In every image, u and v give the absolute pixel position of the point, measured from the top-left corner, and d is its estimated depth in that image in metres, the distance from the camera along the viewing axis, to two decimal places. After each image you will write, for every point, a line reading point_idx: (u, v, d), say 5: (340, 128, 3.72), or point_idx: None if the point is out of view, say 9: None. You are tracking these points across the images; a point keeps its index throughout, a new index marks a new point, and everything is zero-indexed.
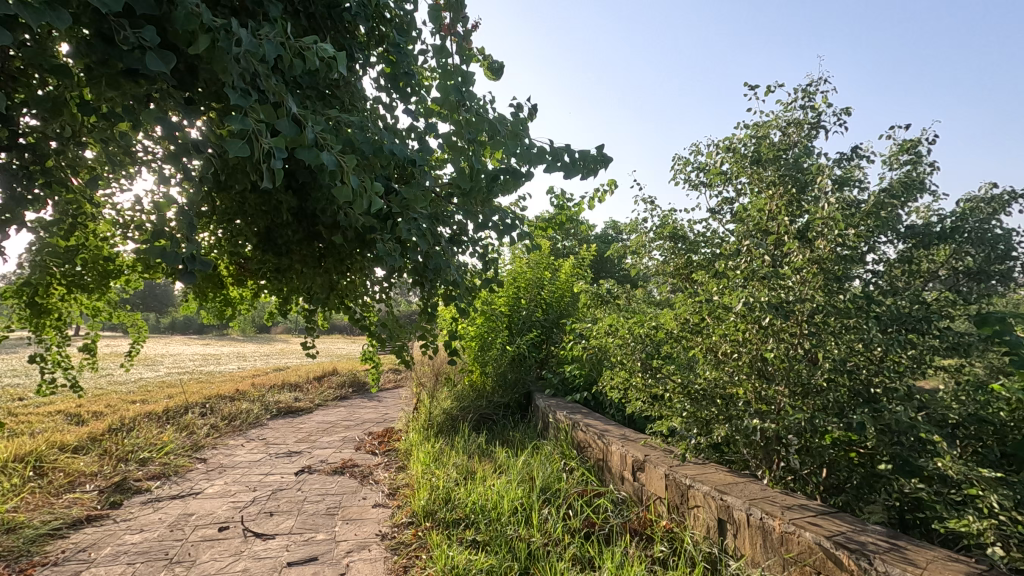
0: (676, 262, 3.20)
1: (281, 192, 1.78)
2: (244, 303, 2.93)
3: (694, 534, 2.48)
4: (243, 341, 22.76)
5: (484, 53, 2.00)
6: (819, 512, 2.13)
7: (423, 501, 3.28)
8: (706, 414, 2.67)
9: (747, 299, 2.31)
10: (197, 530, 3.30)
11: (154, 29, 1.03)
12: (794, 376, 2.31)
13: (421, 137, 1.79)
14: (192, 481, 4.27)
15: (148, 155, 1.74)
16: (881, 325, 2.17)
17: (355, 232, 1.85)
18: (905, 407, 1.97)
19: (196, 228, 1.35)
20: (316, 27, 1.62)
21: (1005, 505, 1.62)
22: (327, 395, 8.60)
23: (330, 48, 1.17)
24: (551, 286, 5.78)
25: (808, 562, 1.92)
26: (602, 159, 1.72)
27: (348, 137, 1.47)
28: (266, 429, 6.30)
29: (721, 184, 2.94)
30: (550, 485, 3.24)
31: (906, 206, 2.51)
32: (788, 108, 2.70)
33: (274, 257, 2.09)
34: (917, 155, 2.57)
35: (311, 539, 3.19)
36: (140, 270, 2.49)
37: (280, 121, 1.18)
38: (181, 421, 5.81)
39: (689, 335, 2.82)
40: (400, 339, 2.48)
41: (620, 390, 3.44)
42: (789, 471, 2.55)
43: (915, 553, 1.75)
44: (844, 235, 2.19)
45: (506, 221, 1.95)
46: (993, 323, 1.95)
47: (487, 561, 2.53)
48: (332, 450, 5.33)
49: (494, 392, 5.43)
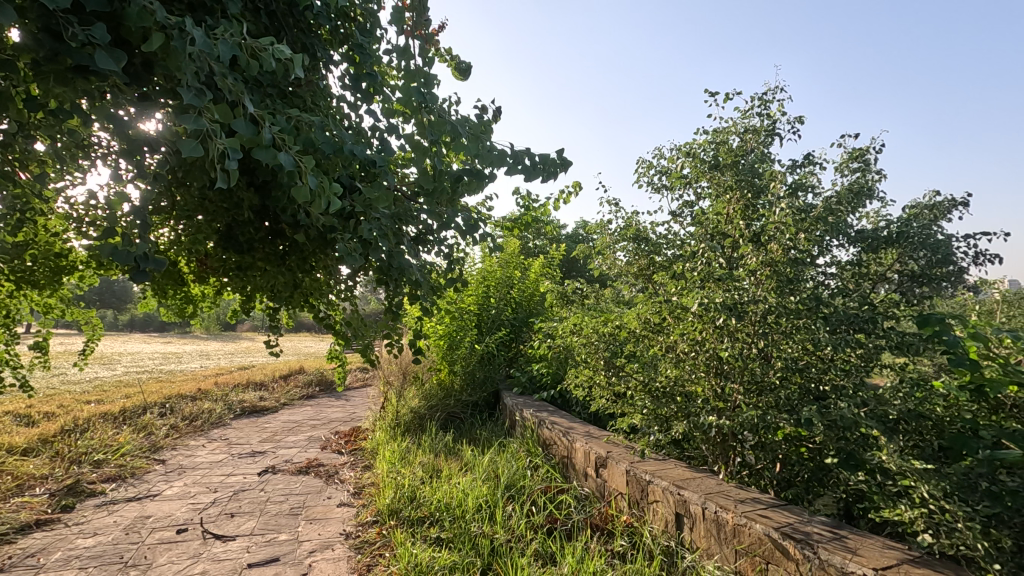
0: (639, 263, 3.28)
1: (242, 190, 1.77)
2: (206, 299, 2.88)
3: (653, 528, 2.55)
4: (205, 339, 22.14)
5: (451, 54, 2.03)
6: (770, 504, 2.22)
7: (388, 500, 3.27)
8: (665, 411, 2.75)
9: (703, 300, 2.43)
10: (154, 533, 3.22)
11: (104, 27, 1.01)
12: (749, 375, 2.41)
13: (384, 137, 1.79)
14: (150, 483, 4.16)
15: (103, 149, 1.69)
16: (830, 325, 2.26)
17: (316, 231, 1.85)
18: (849, 404, 2.06)
19: (151, 225, 1.36)
20: (277, 25, 1.62)
21: (935, 495, 1.72)
22: (294, 395, 8.43)
23: (286, 49, 1.17)
24: (520, 286, 5.86)
25: (758, 553, 2.01)
26: (561, 163, 1.75)
27: (309, 138, 1.47)
28: (228, 429, 6.18)
29: (681, 187, 3.01)
30: (514, 482, 3.28)
31: (855, 212, 2.61)
32: (746, 115, 2.77)
33: (236, 255, 2.08)
34: (865, 163, 2.70)
35: (273, 539, 3.16)
36: (94, 266, 2.43)
37: (236, 121, 1.19)
38: (139, 421, 5.66)
39: (651, 335, 2.91)
40: (365, 338, 2.48)
41: (585, 389, 3.50)
42: (744, 466, 2.66)
43: (856, 543, 1.84)
44: (796, 239, 2.28)
45: (469, 222, 1.96)
46: (934, 323, 1.97)
47: (449, 559, 2.55)
48: (297, 450, 5.27)
49: (462, 390, 5.41)
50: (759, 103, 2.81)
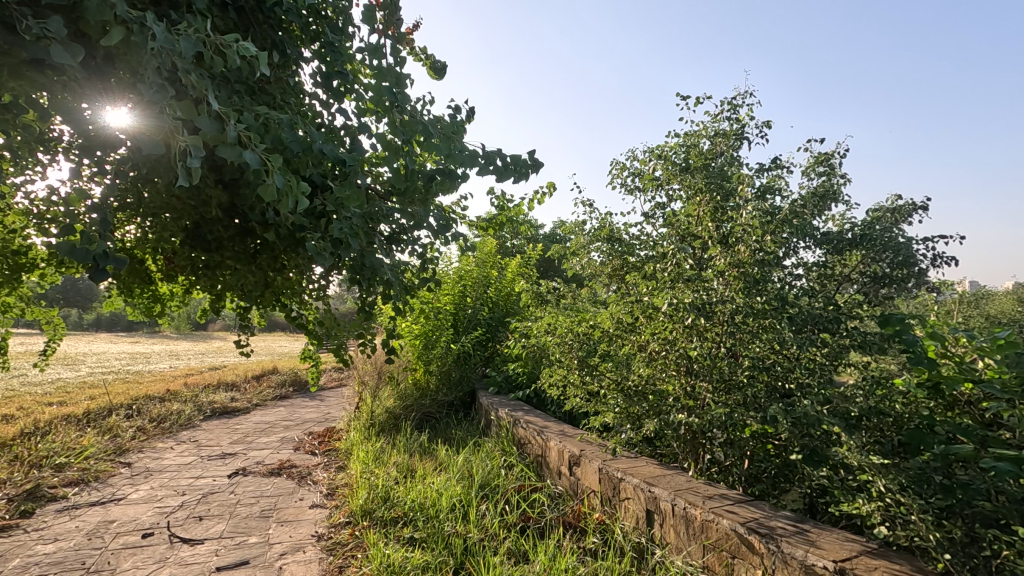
0: (613, 263, 3.32)
1: (210, 188, 1.74)
2: (175, 299, 2.83)
3: (624, 525, 2.59)
4: (175, 339, 21.64)
5: (426, 54, 2.04)
6: (737, 500, 2.28)
7: (361, 501, 3.25)
8: (637, 409, 2.80)
9: (672, 300, 2.50)
10: (118, 538, 3.15)
11: (60, 21, 0.99)
12: (717, 373, 2.47)
13: (355, 136, 1.78)
14: (114, 486, 4.06)
15: (63, 143, 1.64)
16: (795, 325, 2.31)
17: (286, 230, 1.83)
18: (813, 401, 2.11)
19: (111, 226, 1.34)
20: (246, 21, 1.59)
21: (891, 489, 1.78)
22: (267, 395, 8.30)
23: (251, 47, 1.15)
24: (496, 285, 5.88)
25: (725, 548, 2.06)
26: (533, 164, 1.77)
27: (276, 136, 1.45)
28: (198, 430, 6.05)
29: (654, 189, 3.05)
30: (488, 481, 3.29)
31: (821, 216, 2.66)
32: (715, 119, 2.82)
33: (204, 253, 2.05)
34: (830, 167, 2.77)
35: (242, 543, 3.11)
36: (56, 264, 2.35)
37: (200, 119, 1.17)
38: (104, 423, 5.51)
39: (623, 334, 2.96)
40: (338, 338, 2.46)
41: (559, 388, 3.53)
42: (713, 463, 2.72)
43: (816, 536, 1.90)
44: (763, 240, 2.34)
45: (442, 222, 1.95)
46: (895, 323, 2.03)
47: (422, 559, 2.54)
48: (270, 451, 5.20)
49: (438, 390, 5.39)
50: (728, 107, 2.86)
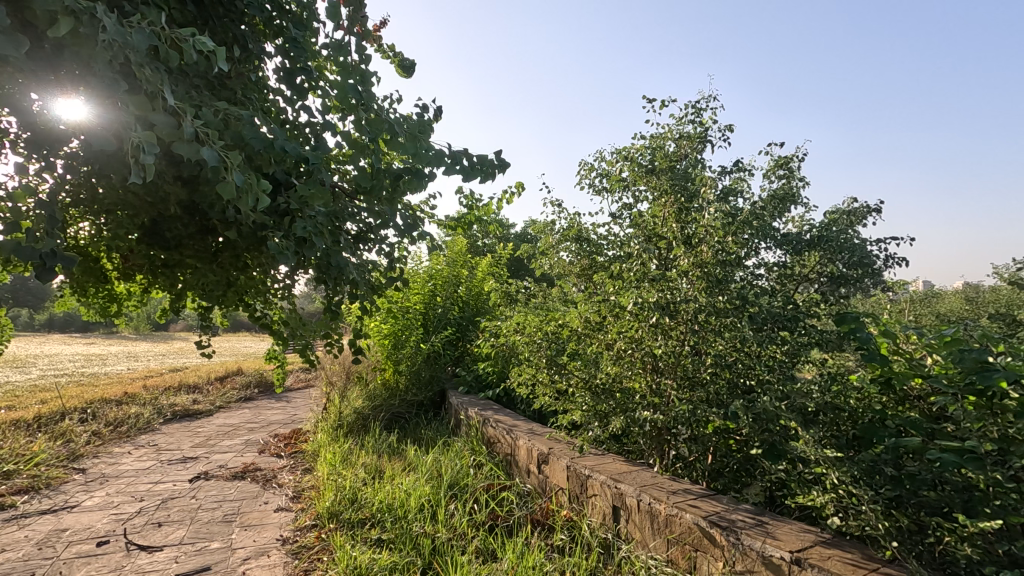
0: (582, 263, 3.35)
1: (168, 184, 1.69)
2: (132, 298, 2.73)
3: (592, 521, 2.62)
4: (134, 339, 20.90)
5: (394, 52, 2.03)
6: (699, 494, 2.33)
7: (328, 503, 3.21)
8: (604, 407, 2.86)
9: (637, 299, 2.55)
10: (71, 547, 3.03)
11: (3, 10, 0.95)
12: (681, 370, 2.53)
13: (320, 134, 1.76)
14: (67, 493, 3.90)
15: (9, 137, 1.58)
16: (756, 324, 2.38)
17: (248, 228, 1.79)
18: (771, 397, 2.18)
19: (59, 223, 1.30)
20: (205, 15, 1.56)
21: (844, 481, 1.82)
22: (230, 396, 8.10)
23: (209, 42, 1.12)
24: (467, 285, 5.86)
25: (688, 541, 2.11)
26: (499, 164, 1.77)
27: (237, 132, 1.42)
28: (158, 434, 5.87)
29: (621, 190, 3.09)
30: (457, 481, 3.28)
31: (780, 218, 2.73)
32: (680, 122, 2.88)
33: (162, 251, 1.99)
34: (789, 170, 2.86)
35: (204, 548, 3.03)
36: (4, 261, 2.25)
37: (154, 114, 1.14)
38: (57, 428, 5.29)
39: (592, 333, 2.97)
40: (304, 338, 2.43)
41: (529, 386, 3.55)
42: (678, 459, 2.79)
43: (774, 528, 1.96)
44: (724, 241, 2.41)
45: (408, 222, 1.93)
46: (850, 321, 2.10)
47: (390, 560, 2.53)
48: (233, 454, 5.07)
49: (407, 390, 5.37)
50: (693, 111, 2.92)
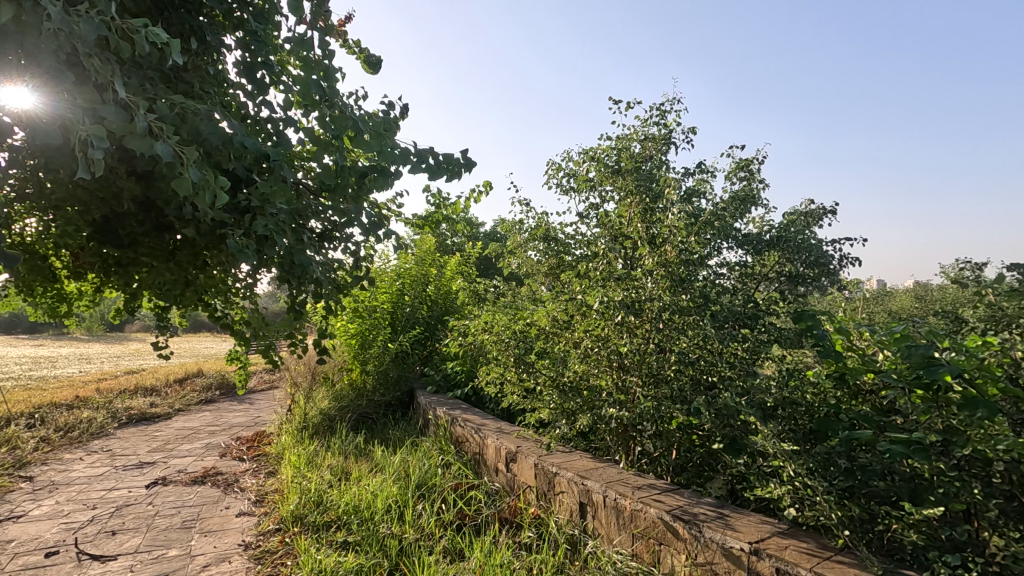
0: (549, 262, 3.38)
1: (121, 179, 1.63)
2: (84, 298, 2.62)
3: (559, 518, 2.64)
4: (87, 340, 20.05)
5: (359, 47, 2.00)
6: (663, 489, 2.38)
7: (292, 506, 3.15)
8: (571, 405, 2.90)
9: (603, 298, 2.59)
10: (17, 559, 2.89)
11: None
12: (646, 367, 2.58)
13: (282, 129, 1.72)
14: (13, 503, 3.72)
15: None
16: (717, 322, 2.44)
17: (207, 226, 1.74)
18: (732, 393, 2.24)
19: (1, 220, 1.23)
20: (159, 5, 1.51)
21: (800, 473, 1.90)
22: (190, 399, 7.85)
23: (162, 34, 1.08)
24: (435, 283, 5.83)
25: (653, 535, 2.15)
26: (466, 163, 1.77)
27: (194, 127, 1.38)
28: (112, 438, 5.64)
29: (588, 190, 3.13)
30: (425, 481, 3.26)
31: (742, 218, 2.80)
32: (646, 123, 2.93)
33: (114, 249, 1.92)
34: (750, 172, 2.94)
35: (161, 556, 2.93)
36: None
37: (104, 107, 1.10)
38: (2, 435, 5.03)
39: (559, 331, 2.99)
40: (266, 338, 2.36)
41: (497, 385, 3.56)
42: (643, 455, 2.84)
43: (734, 520, 2.02)
44: (688, 241, 2.45)
45: (374, 220, 1.90)
46: (806, 318, 2.19)
47: (355, 562, 2.50)
48: (193, 458, 4.92)
49: (375, 390, 5.30)
50: (657, 113, 2.97)
